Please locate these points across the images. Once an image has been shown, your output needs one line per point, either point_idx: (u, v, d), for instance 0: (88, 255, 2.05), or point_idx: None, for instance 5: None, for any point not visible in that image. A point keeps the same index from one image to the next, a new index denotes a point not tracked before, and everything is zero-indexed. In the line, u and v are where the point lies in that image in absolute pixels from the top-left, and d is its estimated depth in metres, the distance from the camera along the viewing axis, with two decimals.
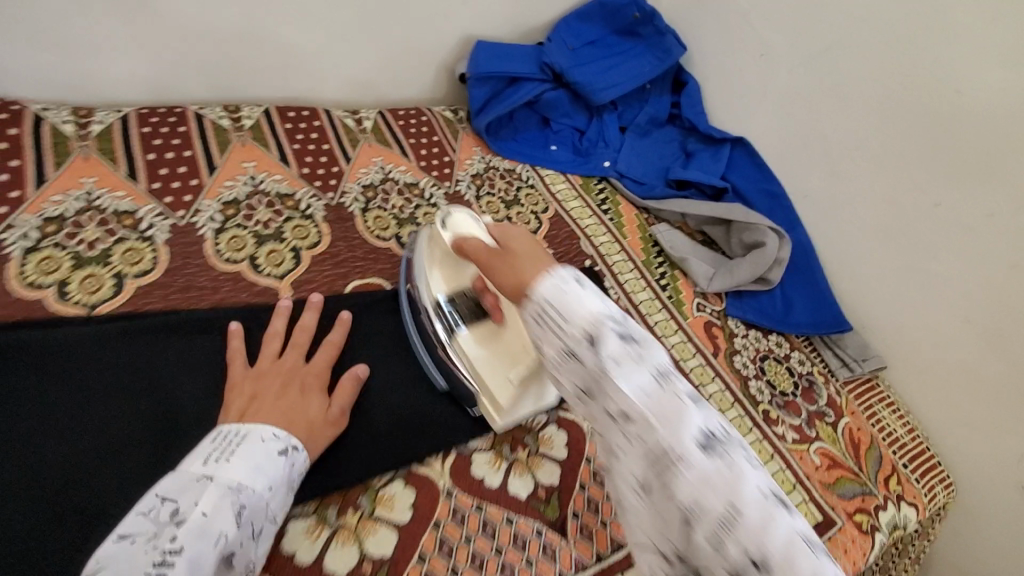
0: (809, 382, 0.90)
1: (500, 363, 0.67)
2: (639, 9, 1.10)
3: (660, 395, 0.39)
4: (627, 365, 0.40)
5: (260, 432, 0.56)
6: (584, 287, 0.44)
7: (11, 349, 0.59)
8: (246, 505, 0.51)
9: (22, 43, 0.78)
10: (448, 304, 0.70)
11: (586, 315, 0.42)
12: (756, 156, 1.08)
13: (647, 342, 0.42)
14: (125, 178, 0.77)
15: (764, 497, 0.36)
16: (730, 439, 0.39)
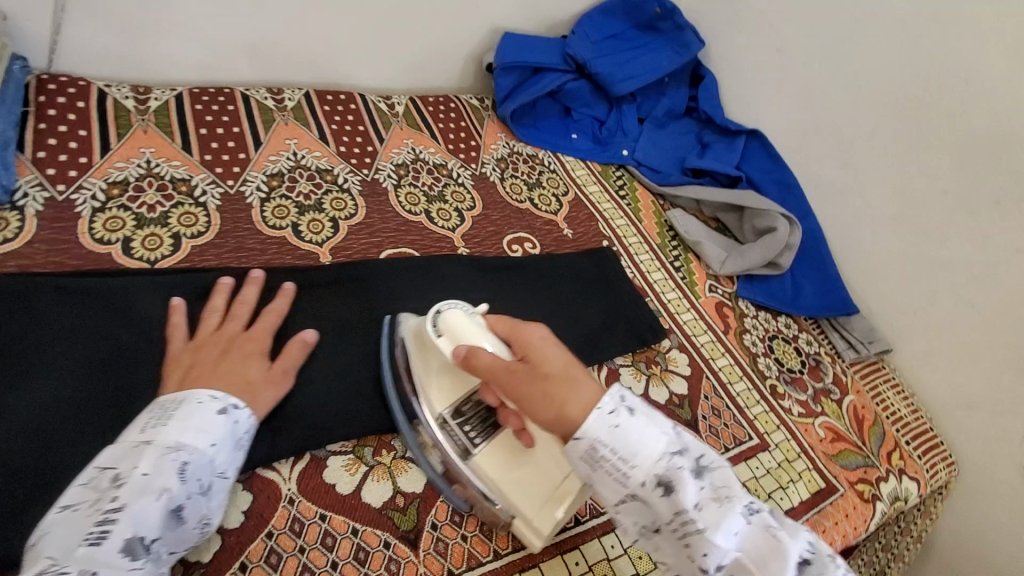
0: (816, 361, 0.94)
1: (530, 484, 0.58)
2: (660, 5, 1.16)
3: (744, 530, 0.47)
4: (713, 511, 0.46)
5: (196, 395, 0.55)
6: (635, 419, 0.48)
7: (79, 291, 0.64)
8: (188, 462, 0.50)
9: (93, 26, 0.85)
10: (456, 419, 0.61)
11: (659, 467, 0.47)
12: (769, 147, 1.12)
13: (711, 469, 0.48)
14: (180, 149, 0.84)
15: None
16: (801, 542, 0.48)
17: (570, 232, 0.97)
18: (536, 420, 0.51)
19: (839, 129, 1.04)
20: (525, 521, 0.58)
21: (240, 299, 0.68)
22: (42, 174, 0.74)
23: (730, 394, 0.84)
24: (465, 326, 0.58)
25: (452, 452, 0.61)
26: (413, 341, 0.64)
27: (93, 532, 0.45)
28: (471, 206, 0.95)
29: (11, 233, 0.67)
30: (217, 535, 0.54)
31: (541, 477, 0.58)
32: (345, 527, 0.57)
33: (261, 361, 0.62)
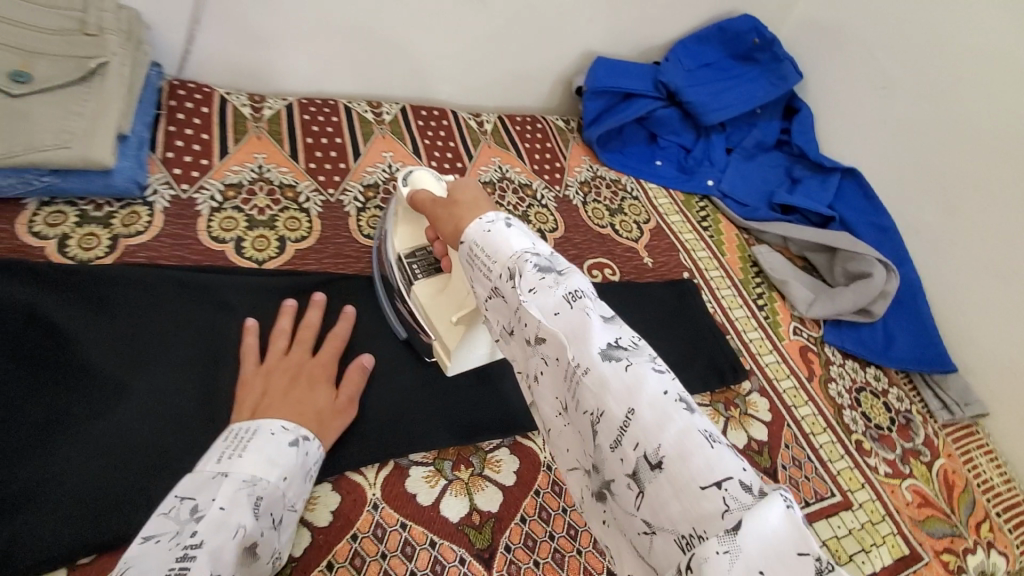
0: (906, 420, 0.89)
1: (445, 307, 0.66)
2: (759, 35, 1.13)
3: (568, 313, 0.41)
4: (541, 292, 0.42)
5: (268, 426, 0.54)
6: (510, 228, 0.47)
7: (203, 287, 0.69)
8: (263, 496, 0.49)
9: (223, 39, 0.92)
10: (405, 258, 0.71)
11: (507, 253, 0.45)
12: (866, 188, 1.07)
13: (568, 273, 0.44)
14: (288, 156, 0.89)
15: (664, 396, 0.37)
16: (641, 350, 0.40)
17: (650, 261, 0.96)
18: (444, 238, 0.55)
19: (949, 174, 0.97)
20: (440, 336, 0.67)
21: (305, 323, 0.68)
22: (169, 172, 0.80)
23: (811, 445, 0.80)
24: (423, 180, 0.70)
25: (399, 283, 0.71)
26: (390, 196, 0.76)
27: (174, 568, 0.40)
28: (554, 228, 0.95)
29: (141, 227, 0.74)
30: (308, 532, 0.56)
31: (456, 301, 0.66)
32: (424, 538, 0.58)
33: (326, 389, 0.63)
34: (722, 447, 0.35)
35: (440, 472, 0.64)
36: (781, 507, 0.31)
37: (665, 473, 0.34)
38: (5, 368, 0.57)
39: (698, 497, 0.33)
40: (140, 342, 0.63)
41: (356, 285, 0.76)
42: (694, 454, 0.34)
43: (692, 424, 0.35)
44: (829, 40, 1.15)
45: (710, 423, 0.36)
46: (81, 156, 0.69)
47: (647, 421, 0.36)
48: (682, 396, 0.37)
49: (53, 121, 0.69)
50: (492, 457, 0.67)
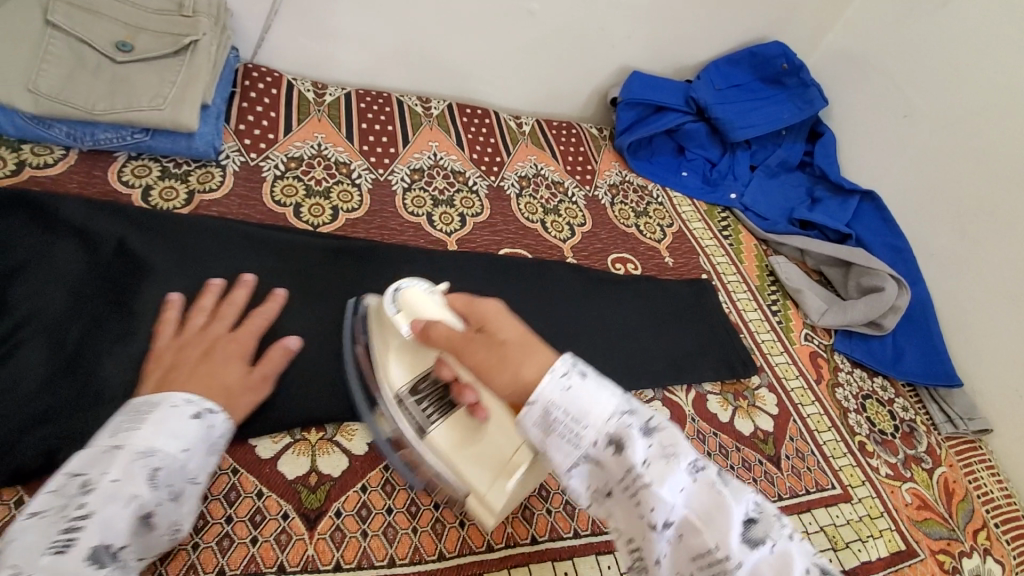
0: (909, 428, 0.92)
1: (482, 465, 0.56)
2: (787, 61, 1.20)
3: (696, 491, 0.43)
4: (661, 469, 0.43)
5: (169, 398, 0.51)
6: (588, 381, 0.45)
7: (272, 242, 0.76)
8: (159, 468, 0.47)
9: (295, 30, 1.02)
10: (413, 397, 0.60)
11: (606, 422, 0.44)
12: (884, 211, 1.12)
13: (671, 431, 0.45)
14: (344, 138, 0.97)
15: (809, 574, 0.41)
16: (768, 516, 0.43)
17: (670, 260, 1.02)
18: (495, 391, 0.50)
19: (965, 201, 1.03)
20: (484, 501, 0.55)
21: (230, 300, 0.66)
22: (240, 142, 0.88)
23: (816, 441, 0.84)
24: (425, 303, 0.59)
25: (408, 428, 0.60)
26: (374, 320, 0.64)
27: (58, 540, 0.41)
28: (582, 223, 1.02)
29: (214, 185, 0.82)
30: (346, 457, 0.62)
31: (495, 453, 0.55)
32: None
33: (242, 365, 0.60)
34: None
35: None
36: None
37: None
38: (95, 290, 0.65)
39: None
40: (209, 281, 0.70)
41: (401, 253, 0.83)
42: None
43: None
44: (856, 71, 1.21)
45: None
46: (170, 118, 0.78)
47: None
48: (817, 561, 0.42)
49: (150, 87, 0.79)
50: None
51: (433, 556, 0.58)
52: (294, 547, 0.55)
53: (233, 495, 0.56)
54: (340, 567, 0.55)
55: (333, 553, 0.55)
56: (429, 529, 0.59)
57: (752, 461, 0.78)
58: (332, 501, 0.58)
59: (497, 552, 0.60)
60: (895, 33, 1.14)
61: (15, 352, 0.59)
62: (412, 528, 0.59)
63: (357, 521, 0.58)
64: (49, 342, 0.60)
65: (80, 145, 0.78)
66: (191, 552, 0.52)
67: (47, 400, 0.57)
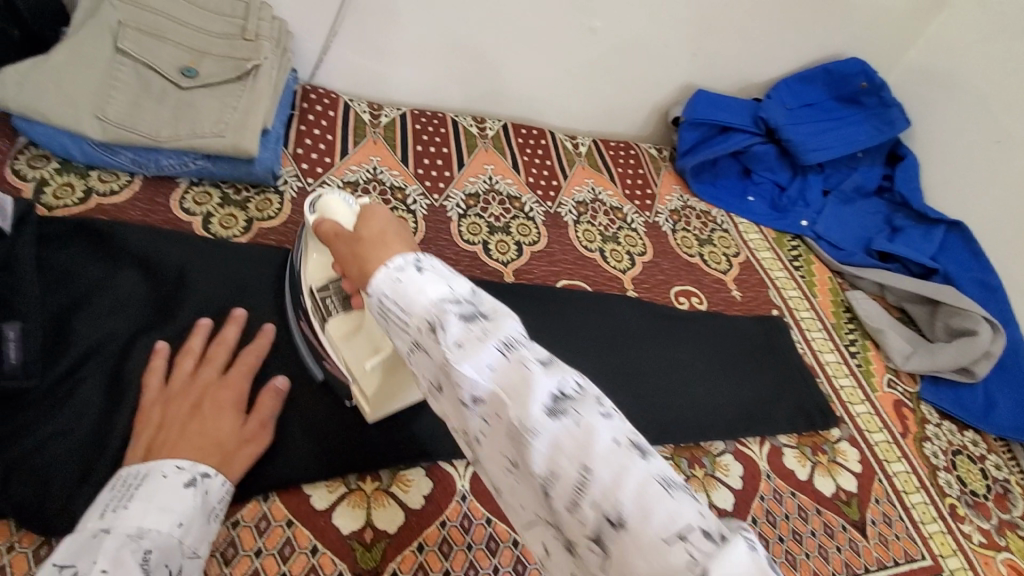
0: (1004, 490, 0.84)
1: (363, 351, 0.59)
2: (868, 79, 1.11)
3: (503, 367, 0.36)
4: (469, 345, 0.36)
5: (159, 467, 0.49)
6: (422, 273, 0.41)
7: None
8: (153, 549, 0.44)
9: (353, 51, 1.01)
10: (318, 291, 0.63)
11: (425, 304, 0.39)
12: (973, 243, 1.04)
13: (498, 317, 0.39)
14: (399, 160, 0.95)
15: (617, 446, 0.33)
16: (587, 394, 0.35)
17: (738, 294, 0.95)
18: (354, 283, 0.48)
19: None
20: (360, 386, 0.59)
21: (220, 339, 0.62)
22: (298, 167, 0.87)
23: (904, 503, 0.76)
24: (333, 207, 0.59)
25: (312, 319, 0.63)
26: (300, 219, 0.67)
27: None
28: (642, 252, 0.97)
29: (272, 213, 0.81)
30: (402, 511, 0.58)
31: (372, 342, 0.59)
32: (507, 536, 0.59)
33: (234, 413, 0.57)
34: (685, 496, 0.32)
35: None
36: (753, 559, 0.29)
37: (633, 539, 0.30)
38: (154, 324, 0.64)
39: (667, 559, 0.29)
40: (250, 318, 0.68)
41: None
42: (661, 515, 0.30)
43: (650, 476, 0.32)
44: (943, 91, 1.12)
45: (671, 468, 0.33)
46: (232, 144, 0.77)
47: (607, 483, 0.32)
48: (637, 442, 0.34)
49: (214, 113, 0.78)
50: None
51: None
52: None
53: (288, 551, 0.53)
54: None
55: None
56: None
57: (835, 526, 0.71)
58: (389, 561, 0.55)
59: None
60: (991, 51, 1.04)
61: (75, 391, 0.57)
62: None
63: None
64: (108, 380, 0.58)
65: (144, 171, 0.78)
66: None
67: (104, 439, 0.55)
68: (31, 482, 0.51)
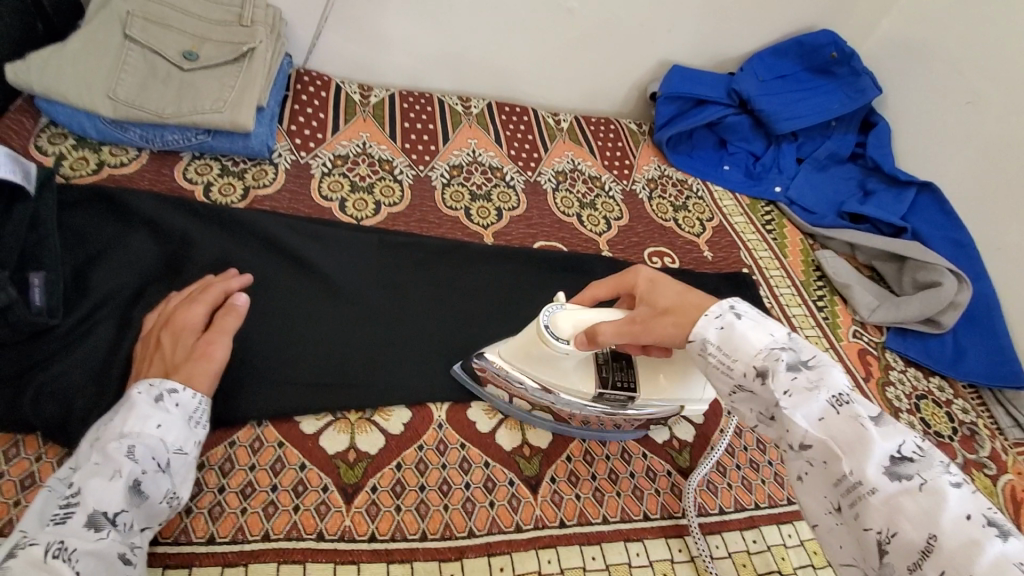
0: (970, 432, 0.87)
1: (678, 378, 0.63)
2: (838, 49, 1.15)
3: (835, 419, 0.44)
4: (800, 396, 0.45)
5: (135, 386, 0.55)
6: (742, 320, 0.50)
7: (327, 233, 0.81)
8: (135, 445, 0.51)
9: (343, 38, 1.08)
10: (603, 386, 0.63)
11: (756, 351, 0.48)
12: (944, 203, 1.07)
13: (822, 366, 0.46)
14: (388, 136, 1.01)
15: (966, 517, 0.37)
16: (930, 460, 0.40)
17: (710, 254, 1.00)
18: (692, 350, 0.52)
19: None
20: (696, 400, 0.64)
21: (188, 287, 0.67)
22: (292, 142, 0.94)
23: None
24: (588, 313, 0.59)
25: (614, 408, 0.64)
26: (515, 359, 0.65)
27: (58, 514, 0.46)
28: (619, 217, 1.02)
29: (267, 182, 0.88)
30: (382, 436, 0.64)
31: (676, 371, 0.63)
32: (479, 458, 0.64)
33: (191, 334, 0.61)
34: None
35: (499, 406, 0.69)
36: None
37: None
38: (164, 278, 0.71)
39: None
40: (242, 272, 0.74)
41: (441, 242, 0.85)
42: None
43: (1004, 554, 0.35)
44: (914, 59, 1.16)
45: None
46: (230, 120, 0.84)
47: (956, 551, 0.36)
48: (993, 519, 0.37)
49: (212, 91, 0.85)
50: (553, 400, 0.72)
51: (463, 533, 0.59)
52: (331, 518, 0.57)
53: (279, 467, 0.59)
54: (375, 538, 0.57)
55: (368, 525, 0.57)
56: (460, 507, 0.60)
57: None
58: (369, 477, 0.60)
59: (525, 533, 0.60)
60: (958, 18, 1.08)
61: (91, 331, 0.64)
62: (443, 505, 0.60)
63: (391, 496, 0.59)
64: (118, 322, 0.65)
65: (151, 146, 0.85)
66: (240, 516, 0.55)
67: (114, 370, 0.61)
68: (52, 405, 0.58)
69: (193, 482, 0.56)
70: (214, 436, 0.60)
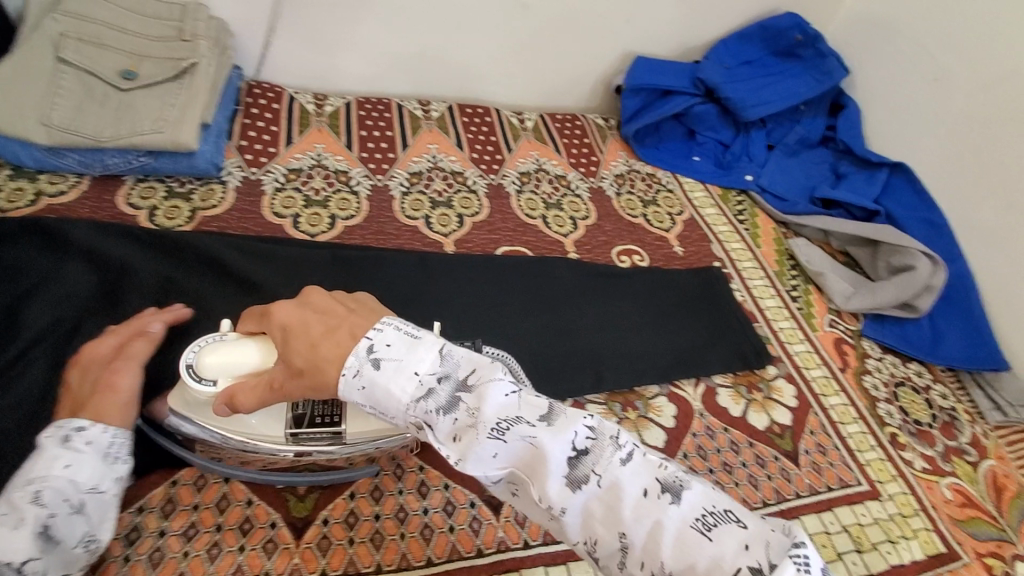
0: (949, 418, 0.85)
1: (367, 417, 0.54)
2: (802, 31, 1.13)
3: (512, 450, 0.41)
4: (467, 442, 0.42)
5: (46, 429, 0.52)
6: (379, 369, 0.45)
7: (278, 251, 0.78)
8: (39, 489, 0.47)
9: (295, 46, 1.04)
10: (304, 428, 0.54)
11: (405, 409, 0.44)
12: (916, 183, 1.05)
13: (475, 393, 0.43)
14: (344, 146, 0.98)
15: (643, 498, 0.39)
16: (601, 444, 0.41)
17: (680, 249, 0.98)
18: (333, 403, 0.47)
19: (1010, 167, 0.95)
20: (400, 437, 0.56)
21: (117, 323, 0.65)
22: (241, 158, 0.91)
23: (839, 433, 0.79)
24: (220, 349, 0.52)
25: (324, 447, 0.54)
26: (178, 403, 0.54)
27: None
28: (586, 216, 0.99)
29: (216, 202, 0.85)
30: None
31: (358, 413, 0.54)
32: (439, 480, 0.62)
33: (99, 366, 0.57)
34: (715, 527, 0.38)
35: None
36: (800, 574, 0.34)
37: None
38: (102, 309, 0.68)
39: None
40: (187, 298, 0.71)
41: (398, 255, 0.83)
42: (694, 556, 0.37)
43: (678, 519, 0.38)
44: (880, 36, 1.13)
45: (696, 505, 0.39)
46: (171, 140, 0.81)
47: (643, 542, 0.38)
48: (663, 486, 0.40)
49: (153, 111, 0.82)
50: None
51: (421, 562, 0.56)
52: (280, 555, 0.55)
53: (224, 504, 0.57)
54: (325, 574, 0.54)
55: (319, 561, 0.55)
56: (417, 535, 0.58)
57: (766, 456, 0.74)
58: (320, 510, 0.58)
59: (487, 557, 0.58)
60: None
61: (22, 373, 0.61)
62: (400, 534, 0.58)
63: (344, 528, 0.57)
64: (52, 362, 0.63)
65: (91, 171, 0.82)
66: (181, 560, 0.53)
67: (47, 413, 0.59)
68: None
69: (131, 527, 0.54)
70: (156, 476, 0.58)
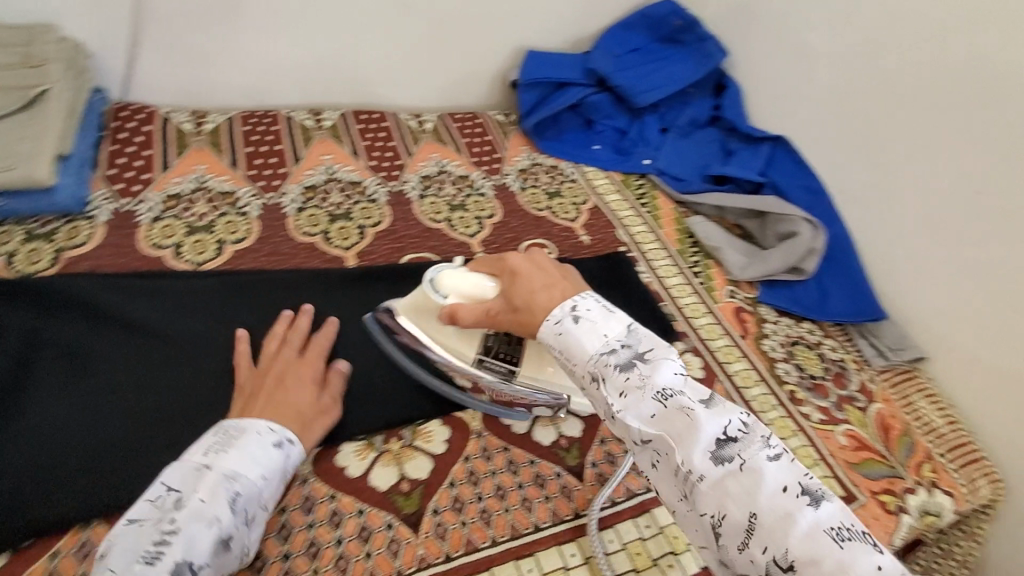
0: (840, 369, 0.93)
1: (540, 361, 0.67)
2: (680, 17, 1.18)
3: (666, 414, 0.46)
4: (632, 397, 0.47)
5: (256, 425, 0.57)
6: (578, 323, 0.53)
7: (161, 287, 0.73)
8: (240, 492, 0.52)
9: (164, 62, 0.97)
10: (486, 355, 0.68)
11: (584, 357, 0.51)
12: (795, 153, 1.12)
13: (654, 365, 0.49)
14: (228, 165, 0.92)
15: (783, 491, 0.41)
16: (752, 436, 0.44)
17: (586, 238, 1.00)
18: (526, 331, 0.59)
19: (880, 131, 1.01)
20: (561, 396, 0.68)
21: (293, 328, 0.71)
22: (112, 188, 0.84)
23: (743, 398, 0.84)
24: (457, 275, 0.66)
25: (495, 378, 0.67)
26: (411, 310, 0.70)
27: (150, 550, 0.46)
28: (492, 214, 0.99)
29: (83, 239, 0.78)
30: None
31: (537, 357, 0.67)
32: (352, 506, 0.61)
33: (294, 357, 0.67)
34: (853, 544, 0.38)
35: (370, 445, 0.66)
36: None
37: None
38: None
39: None
40: (61, 350, 0.66)
41: (293, 277, 0.79)
42: (826, 555, 0.38)
43: (816, 522, 0.39)
44: (751, 18, 1.20)
45: (836, 516, 0.40)
46: (21, 176, 0.73)
47: (771, 525, 0.40)
48: (806, 489, 0.41)
49: None
50: (423, 429, 0.68)
51: None
52: None
53: None
54: None
55: None
56: (331, 567, 0.57)
57: None
58: None
59: None
60: None
61: None
62: (313, 570, 0.57)
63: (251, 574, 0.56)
64: None
65: None
66: None
67: None
68: None
69: None
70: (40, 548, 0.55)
